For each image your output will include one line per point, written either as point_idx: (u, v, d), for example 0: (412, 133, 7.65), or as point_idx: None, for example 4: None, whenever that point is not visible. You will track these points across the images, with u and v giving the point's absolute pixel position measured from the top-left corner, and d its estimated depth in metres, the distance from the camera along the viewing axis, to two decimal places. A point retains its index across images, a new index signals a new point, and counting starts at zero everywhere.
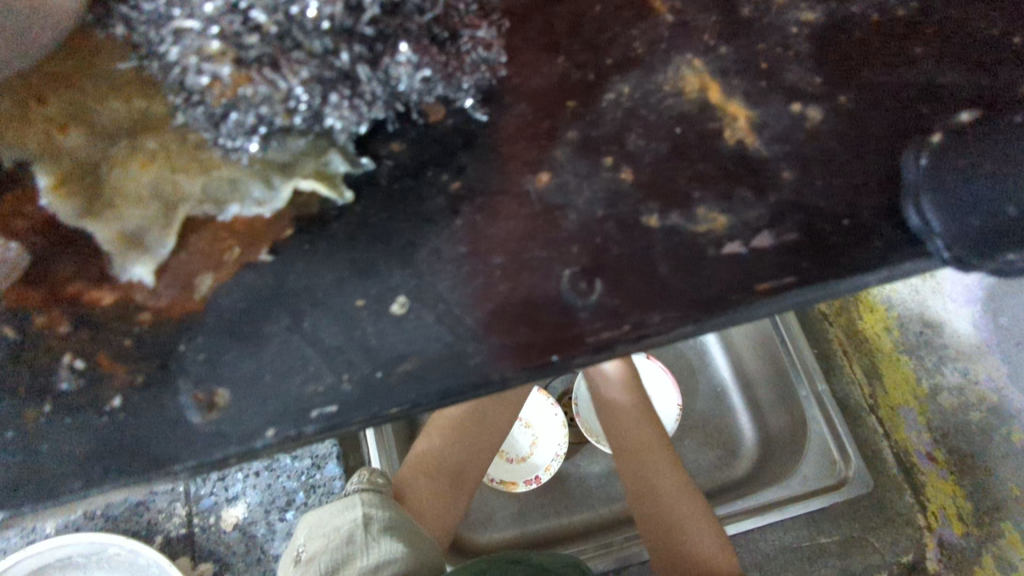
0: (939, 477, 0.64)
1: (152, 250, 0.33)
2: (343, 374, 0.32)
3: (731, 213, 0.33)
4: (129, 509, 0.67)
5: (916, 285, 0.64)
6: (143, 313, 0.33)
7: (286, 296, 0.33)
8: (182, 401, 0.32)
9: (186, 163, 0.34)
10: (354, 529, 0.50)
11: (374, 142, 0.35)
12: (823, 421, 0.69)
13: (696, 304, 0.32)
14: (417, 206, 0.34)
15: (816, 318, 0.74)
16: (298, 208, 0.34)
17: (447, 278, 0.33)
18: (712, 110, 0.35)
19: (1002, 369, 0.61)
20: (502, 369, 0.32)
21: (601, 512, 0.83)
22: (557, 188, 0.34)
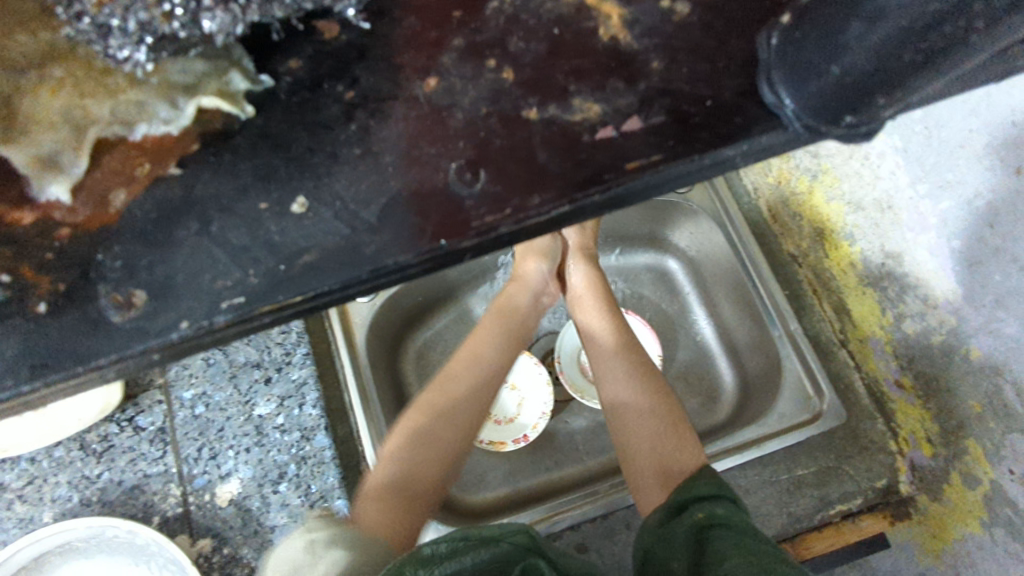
0: (907, 402, 0.66)
1: (67, 170, 0.33)
2: (249, 270, 0.32)
3: (605, 101, 0.34)
4: (125, 493, 0.68)
5: (875, 216, 0.63)
6: (62, 229, 0.33)
7: (195, 204, 0.33)
8: (101, 304, 0.32)
9: (92, 87, 0.34)
10: (297, 561, 0.43)
11: (274, 56, 0.36)
12: (795, 356, 0.73)
13: (571, 185, 0.33)
14: (315, 116, 0.35)
15: (788, 260, 0.78)
16: (203, 124, 0.35)
17: (343, 177, 0.34)
18: (588, 10, 0.36)
19: (958, 292, 0.57)
20: (396, 257, 0.32)
21: (589, 464, 0.85)
22: (443, 91, 0.35)
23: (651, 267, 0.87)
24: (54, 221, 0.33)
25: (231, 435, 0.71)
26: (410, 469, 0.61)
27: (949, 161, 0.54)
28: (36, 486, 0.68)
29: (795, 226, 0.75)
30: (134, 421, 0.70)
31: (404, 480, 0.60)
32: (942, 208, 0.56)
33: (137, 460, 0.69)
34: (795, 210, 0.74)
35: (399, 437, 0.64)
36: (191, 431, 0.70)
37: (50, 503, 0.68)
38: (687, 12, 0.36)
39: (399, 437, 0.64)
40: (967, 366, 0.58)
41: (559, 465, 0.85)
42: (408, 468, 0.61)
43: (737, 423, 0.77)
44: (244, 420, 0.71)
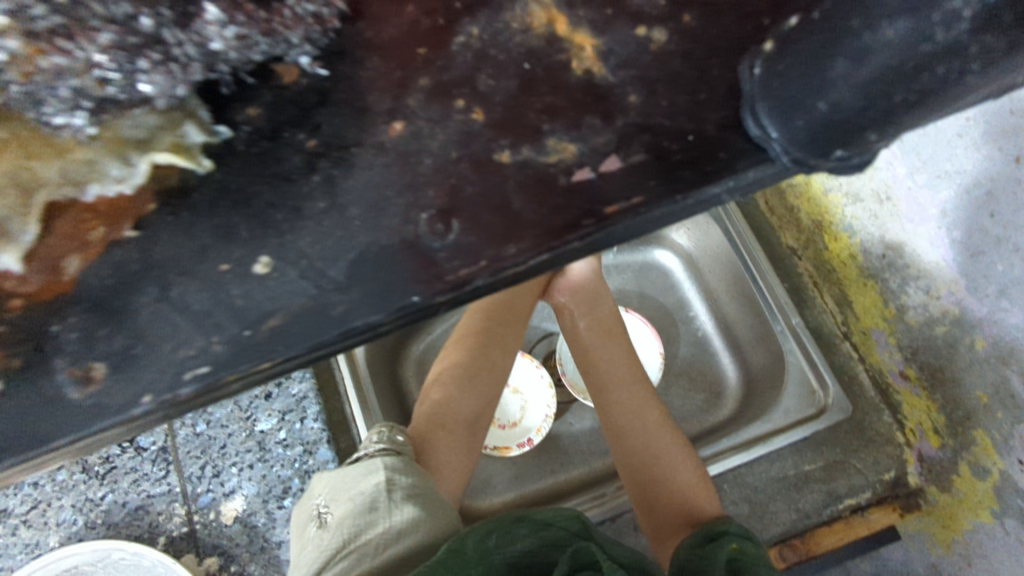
0: (913, 394, 0.65)
1: (15, 238, 0.30)
2: (211, 337, 0.29)
3: (581, 141, 0.31)
4: (130, 514, 0.68)
5: (873, 208, 0.62)
6: (13, 301, 0.30)
7: (154, 267, 0.30)
8: (58, 380, 0.29)
9: (38, 148, 0.30)
10: (377, 493, 0.51)
11: (228, 108, 0.33)
12: (797, 350, 0.72)
13: (549, 233, 0.29)
14: (275, 168, 0.32)
15: (786, 253, 0.77)
16: (158, 181, 0.32)
17: (308, 234, 0.31)
18: (560, 43, 0.33)
19: (961, 282, 0.56)
20: (366, 317, 0.29)
21: (595, 465, 0.84)
22: (410, 137, 0.32)
23: (649, 268, 0.87)
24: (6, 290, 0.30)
25: (233, 452, 0.70)
26: (463, 414, 0.67)
27: (947, 150, 0.53)
28: (40, 511, 0.68)
29: (794, 217, 0.75)
30: (135, 442, 0.70)
31: (458, 424, 0.66)
32: (941, 199, 0.55)
33: (140, 481, 0.69)
34: (793, 203, 0.74)
35: (439, 388, 0.69)
36: (193, 449, 0.70)
37: (55, 527, 0.68)
38: (664, 39, 0.32)
39: (443, 387, 0.69)
40: (972, 356, 0.57)
41: (566, 466, 0.85)
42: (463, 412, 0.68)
43: (742, 419, 0.77)
44: (246, 436, 0.71)
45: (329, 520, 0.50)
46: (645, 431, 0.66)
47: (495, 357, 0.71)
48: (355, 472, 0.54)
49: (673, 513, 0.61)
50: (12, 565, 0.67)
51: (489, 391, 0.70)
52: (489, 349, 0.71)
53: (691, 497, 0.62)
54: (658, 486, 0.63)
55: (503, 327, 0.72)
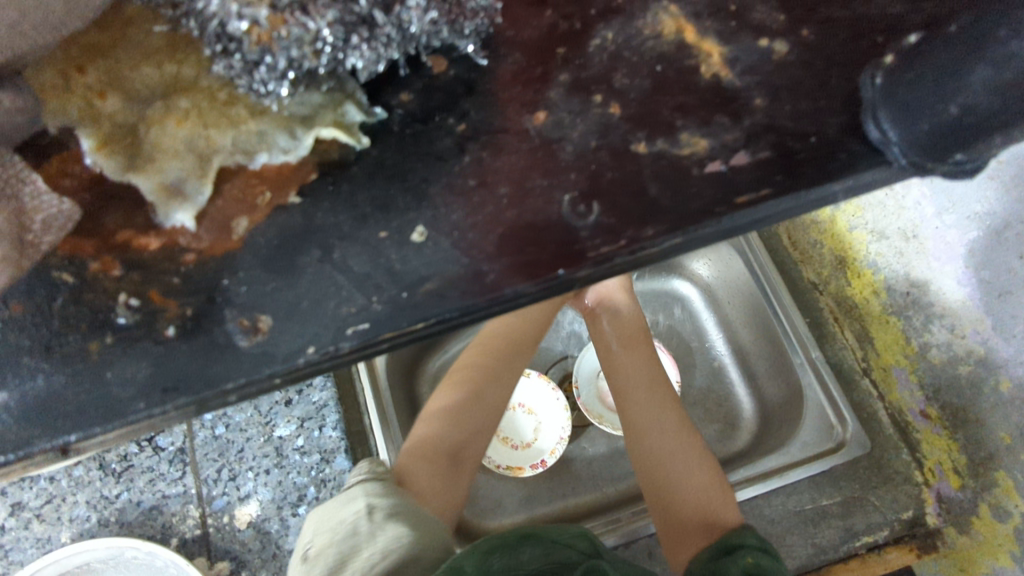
0: (933, 433, 0.66)
1: (192, 198, 0.36)
2: (372, 297, 0.34)
3: (711, 136, 0.36)
4: (143, 514, 0.68)
5: (901, 246, 0.63)
6: (188, 254, 0.36)
7: (316, 232, 0.36)
8: (229, 328, 0.34)
9: (216, 119, 0.36)
10: (356, 520, 0.51)
11: (384, 93, 0.38)
12: (818, 386, 0.72)
13: (686, 217, 0.34)
14: (428, 147, 0.37)
15: (807, 288, 0.77)
16: (320, 155, 0.37)
17: (458, 209, 0.36)
18: (689, 49, 0.38)
19: (988, 323, 0.57)
20: (514, 286, 0.34)
21: (607, 491, 0.84)
22: (553, 124, 0.37)
23: (669, 299, 0.87)
24: (181, 247, 0.36)
25: (250, 456, 0.70)
26: (454, 441, 0.67)
27: (977, 193, 0.54)
28: (54, 506, 0.68)
29: (816, 253, 0.76)
30: (153, 441, 0.70)
31: (450, 458, 0.66)
32: (969, 239, 0.56)
33: (156, 481, 0.69)
34: (817, 238, 0.75)
35: (430, 424, 0.68)
36: (211, 452, 0.70)
37: (68, 522, 0.67)
38: (787, 50, 0.37)
39: (435, 420, 0.68)
40: (996, 397, 0.58)
41: (578, 492, 0.84)
42: (453, 444, 0.67)
43: (757, 453, 0.76)
44: (264, 441, 0.71)
45: (312, 553, 0.51)
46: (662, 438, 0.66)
47: (490, 388, 0.72)
48: (333, 506, 0.54)
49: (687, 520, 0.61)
50: (22, 559, 0.67)
51: (483, 421, 0.70)
52: (482, 382, 0.72)
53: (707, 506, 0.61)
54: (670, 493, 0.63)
55: (506, 360, 0.73)
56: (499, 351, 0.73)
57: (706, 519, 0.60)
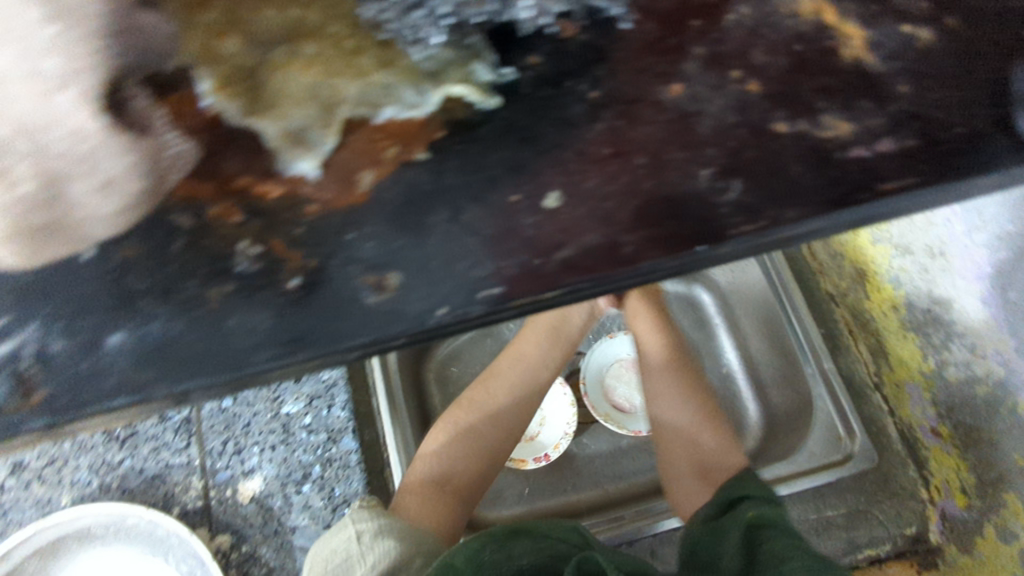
0: (943, 451, 0.66)
1: (314, 146, 0.36)
2: (502, 261, 0.33)
3: (854, 120, 0.35)
4: (146, 482, 0.68)
5: (926, 263, 0.63)
6: (310, 205, 0.35)
7: (446, 190, 0.35)
8: (357, 283, 0.33)
9: (342, 68, 0.37)
10: (348, 548, 0.50)
11: (513, 54, 0.39)
12: (828, 398, 0.72)
13: (828, 203, 0.33)
14: (559, 112, 0.37)
15: (824, 300, 0.77)
16: (446, 112, 0.37)
17: (595, 177, 0.35)
18: (829, 30, 0.39)
19: (1011, 345, 0.57)
20: (652, 260, 0.33)
21: (607, 488, 0.84)
22: (690, 98, 0.37)
23: (684, 300, 0.86)
24: (304, 196, 0.35)
25: (257, 432, 0.70)
26: (446, 475, 0.66)
27: (1011, 213, 0.54)
28: (55, 468, 0.67)
29: (836, 265, 0.76)
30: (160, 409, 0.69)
31: (440, 489, 0.65)
32: (997, 259, 0.56)
33: (160, 449, 0.68)
34: (838, 252, 0.74)
35: (426, 460, 0.66)
36: (217, 425, 0.69)
37: (69, 486, 0.67)
38: (932, 36, 0.38)
39: (430, 449, 0.67)
40: (1012, 419, 0.58)
41: (579, 489, 0.84)
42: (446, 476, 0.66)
43: (763, 462, 0.76)
44: (271, 418, 0.70)
45: None
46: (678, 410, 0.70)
47: (490, 425, 0.70)
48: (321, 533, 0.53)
49: (686, 512, 0.65)
50: (20, 521, 0.66)
51: (480, 458, 0.68)
52: (481, 418, 0.70)
53: (701, 490, 0.65)
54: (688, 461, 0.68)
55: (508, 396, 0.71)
56: (502, 389, 0.72)
57: (715, 479, 0.65)
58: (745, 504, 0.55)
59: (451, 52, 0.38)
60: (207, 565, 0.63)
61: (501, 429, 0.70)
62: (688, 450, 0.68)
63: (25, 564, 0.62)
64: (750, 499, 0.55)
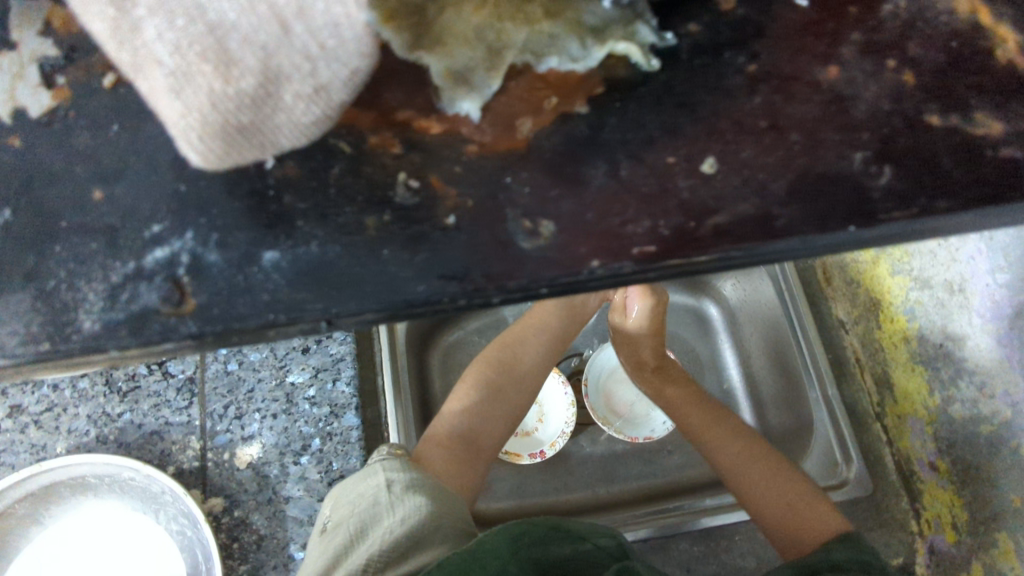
0: (938, 486, 0.66)
1: (480, 88, 0.36)
2: (659, 221, 0.35)
3: (1004, 121, 0.37)
4: (143, 438, 0.67)
5: (945, 297, 0.63)
6: (471, 146, 0.36)
7: (601, 145, 0.36)
8: (512, 228, 0.35)
9: (512, 12, 0.36)
10: (377, 494, 0.50)
11: (673, 19, 0.38)
12: (829, 422, 0.73)
13: (976, 199, 0.35)
14: (717, 82, 0.37)
15: (835, 326, 0.78)
16: (607, 69, 0.37)
17: (749, 148, 0.36)
18: (984, 31, 0.38)
19: (1021, 387, 0.57)
20: (803, 233, 0.34)
21: (597, 491, 0.84)
22: (846, 81, 0.37)
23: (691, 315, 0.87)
24: (464, 135, 0.36)
25: (260, 399, 0.69)
26: (469, 437, 0.66)
27: None
28: (53, 414, 0.67)
29: (851, 292, 0.76)
30: (164, 366, 0.69)
31: (467, 450, 0.65)
32: (1018, 300, 0.56)
33: (160, 407, 0.68)
34: (854, 279, 0.75)
35: (450, 416, 0.68)
36: (220, 387, 0.69)
37: (65, 433, 0.66)
38: None
39: (451, 413, 0.67)
40: (1013, 460, 0.58)
41: (570, 490, 0.84)
42: (471, 438, 0.66)
43: None
44: (276, 385, 0.70)
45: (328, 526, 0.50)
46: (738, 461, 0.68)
47: (506, 394, 0.70)
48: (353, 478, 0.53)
49: (776, 519, 0.63)
50: (12, 463, 0.66)
51: (500, 418, 0.69)
52: (501, 382, 0.70)
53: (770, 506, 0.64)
54: (765, 515, 0.64)
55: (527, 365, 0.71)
56: (518, 359, 0.71)
57: (796, 532, 0.62)
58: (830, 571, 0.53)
59: (616, 12, 0.37)
60: (199, 529, 0.62)
61: (514, 396, 0.70)
62: (753, 467, 0.67)
63: (15, 506, 0.62)
64: (838, 573, 0.52)
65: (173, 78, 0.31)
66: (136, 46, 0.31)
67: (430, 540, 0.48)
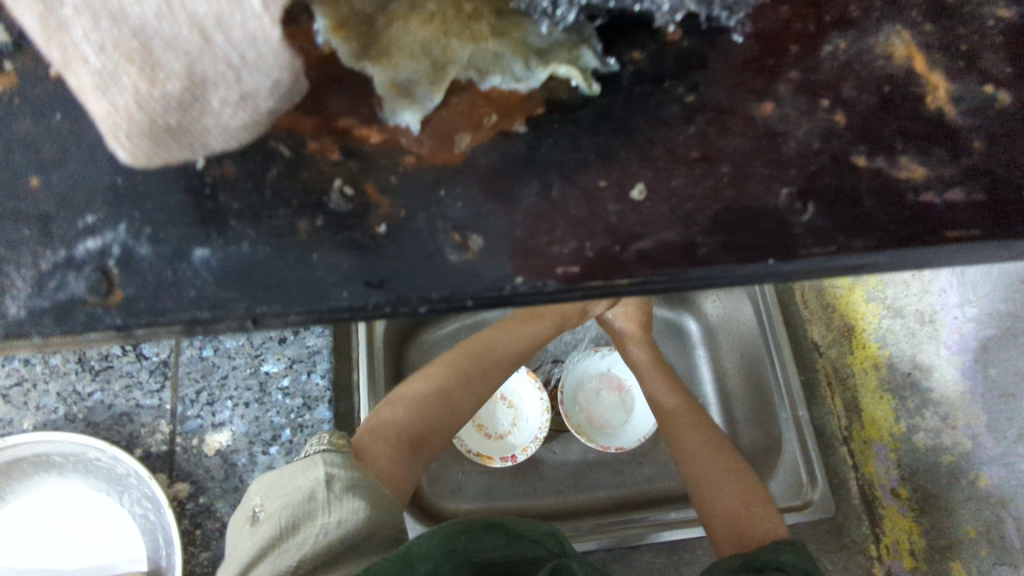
0: (899, 512, 0.67)
1: (421, 102, 0.37)
2: (585, 243, 0.36)
3: (928, 167, 0.39)
4: (112, 419, 0.67)
5: (914, 327, 0.65)
6: (408, 157, 0.38)
7: (538, 164, 0.38)
8: (443, 242, 0.36)
9: (459, 30, 0.37)
10: (315, 488, 0.49)
11: (618, 47, 0.41)
12: (797, 442, 0.73)
13: (894, 239, 0.37)
14: (656, 110, 0.39)
15: (809, 348, 0.79)
16: (549, 91, 0.39)
17: (680, 177, 0.38)
18: (917, 77, 0.40)
19: (983, 419, 0.58)
20: (721, 264, 0.36)
21: (566, 498, 0.84)
22: (779, 118, 0.39)
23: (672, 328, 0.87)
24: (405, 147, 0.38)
25: (233, 386, 0.69)
26: (412, 432, 0.64)
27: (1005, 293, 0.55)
28: (22, 390, 0.66)
29: (828, 316, 0.77)
30: (139, 348, 0.68)
31: (408, 444, 0.63)
32: (984, 335, 0.58)
33: (132, 388, 0.68)
34: (831, 304, 0.76)
35: (397, 408, 0.65)
36: (193, 372, 0.69)
37: (34, 410, 0.66)
38: (1010, 101, 0.41)
39: (399, 407, 0.65)
40: (971, 491, 0.60)
41: (541, 496, 0.84)
42: (412, 434, 0.64)
43: None
44: (249, 373, 0.70)
45: (262, 516, 0.50)
46: (708, 463, 0.67)
47: (457, 398, 0.70)
48: (292, 469, 0.52)
49: (721, 518, 0.63)
50: None
51: (444, 423, 0.68)
52: (459, 386, 0.71)
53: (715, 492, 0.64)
54: (716, 515, 0.63)
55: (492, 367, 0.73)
56: (478, 364, 0.73)
57: (737, 534, 0.61)
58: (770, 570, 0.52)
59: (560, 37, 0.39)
60: (164, 513, 0.62)
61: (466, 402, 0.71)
62: (709, 460, 0.67)
63: None
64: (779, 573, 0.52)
65: (100, 78, 0.30)
66: (63, 44, 0.30)
67: (363, 547, 0.48)
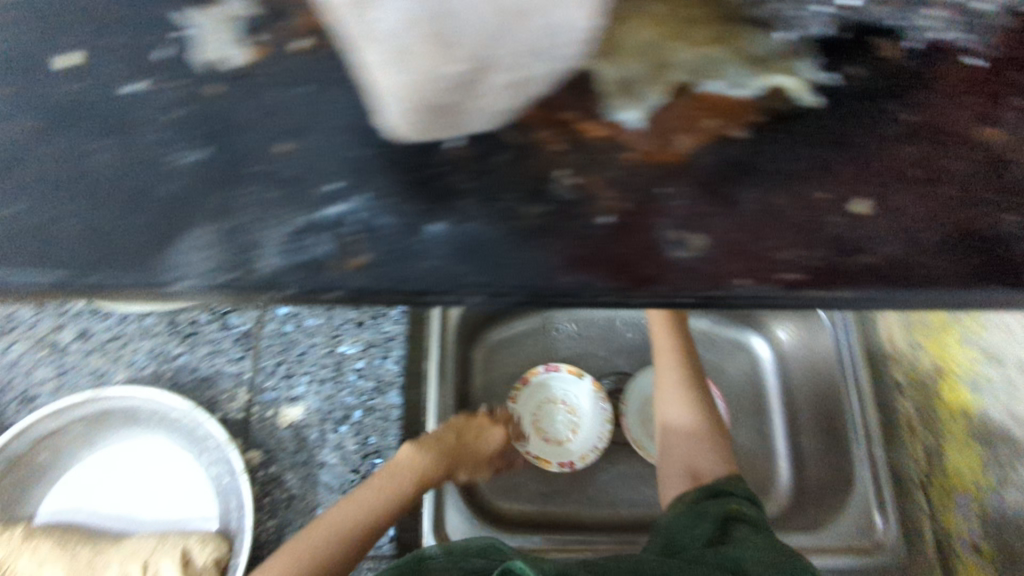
0: (978, 567, 0.64)
1: (641, 102, 0.42)
2: (803, 252, 0.38)
3: None
4: (197, 381, 0.71)
5: (1012, 376, 0.61)
6: (629, 154, 0.41)
7: (753, 170, 0.41)
8: (663, 236, 0.39)
9: (685, 37, 0.44)
10: None
11: (835, 61, 0.44)
12: (869, 478, 0.71)
13: None
14: (873, 126, 0.42)
15: (890, 387, 0.77)
16: (766, 100, 0.43)
17: (910, 200, 0.40)
18: None
19: None
20: (950, 276, 0.38)
21: (619, 512, 0.83)
22: (1003, 142, 0.42)
23: (747, 364, 0.85)
24: (623, 142, 0.41)
25: (310, 363, 0.72)
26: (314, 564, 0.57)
27: None
28: (119, 345, 0.72)
29: (913, 354, 0.73)
30: (227, 317, 0.73)
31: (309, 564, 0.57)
32: None
33: (217, 355, 0.72)
34: (919, 341, 0.72)
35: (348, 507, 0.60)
36: (275, 345, 0.72)
37: (127, 366, 0.71)
38: None
39: (314, 535, 0.59)
40: None
41: (595, 507, 0.83)
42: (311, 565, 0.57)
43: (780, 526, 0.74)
44: (327, 352, 0.72)
45: None
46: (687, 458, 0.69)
47: (374, 523, 0.61)
48: None
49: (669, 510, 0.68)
50: (75, 385, 0.70)
51: (352, 559, 0.59)
52: (396, 481, 0.63)
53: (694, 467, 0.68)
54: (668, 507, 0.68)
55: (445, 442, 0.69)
56: (414, 459, 0.65)
57: None
58: (737, 522, 0.58)
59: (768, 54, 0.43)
60: (237, 477, 0.64)
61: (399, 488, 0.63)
62: (682, 443, 0.71)
63: (71, 425, 0.65)
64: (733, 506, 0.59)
65: (396, 55, 0.38)
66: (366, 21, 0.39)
67: None
